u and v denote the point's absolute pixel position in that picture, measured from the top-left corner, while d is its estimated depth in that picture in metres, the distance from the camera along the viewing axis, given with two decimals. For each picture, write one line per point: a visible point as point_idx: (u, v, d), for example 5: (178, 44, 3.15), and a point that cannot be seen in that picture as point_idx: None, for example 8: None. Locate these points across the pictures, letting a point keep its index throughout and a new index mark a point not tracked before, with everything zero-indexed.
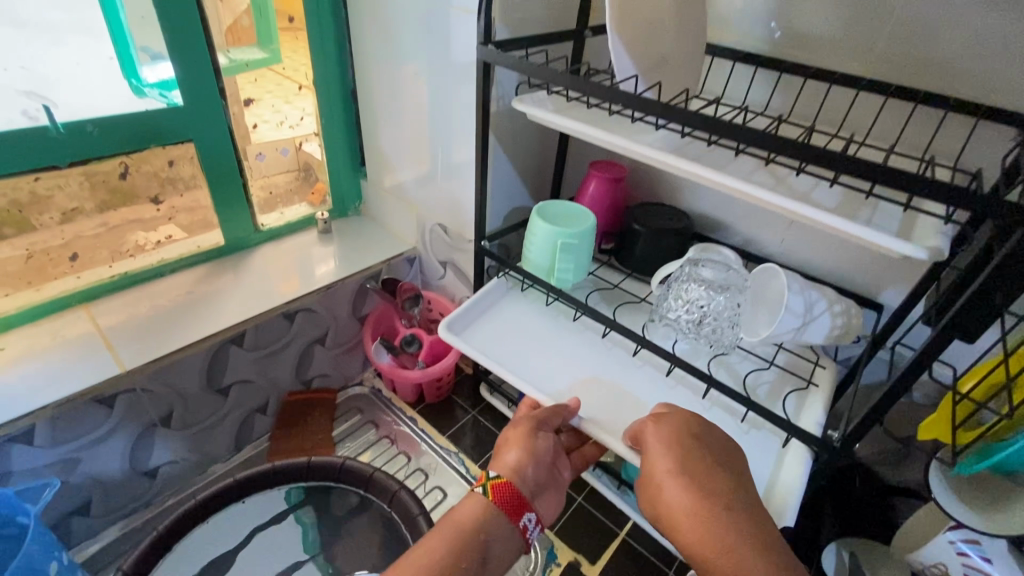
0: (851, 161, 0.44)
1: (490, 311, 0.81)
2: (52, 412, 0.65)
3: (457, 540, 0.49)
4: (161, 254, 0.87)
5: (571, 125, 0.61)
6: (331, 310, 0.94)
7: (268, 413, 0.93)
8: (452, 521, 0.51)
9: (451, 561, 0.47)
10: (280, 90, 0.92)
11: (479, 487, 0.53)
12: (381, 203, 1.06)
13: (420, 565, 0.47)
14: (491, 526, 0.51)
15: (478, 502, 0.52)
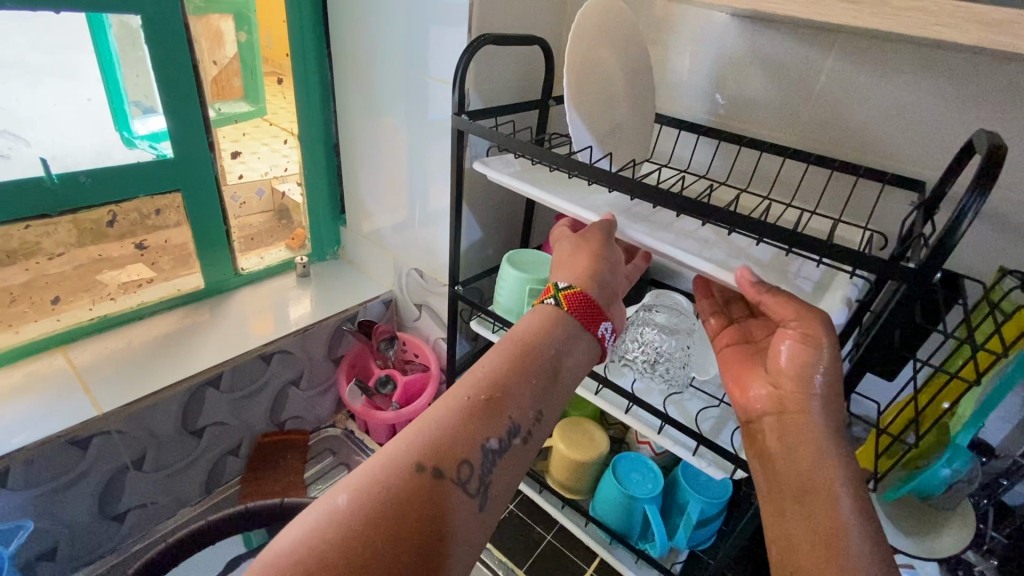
0: (769, 226, 0.51)
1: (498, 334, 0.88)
2: (26, 455, 0.66)
3: (526, 351, 0.50)
4: (142, 297, 0.89)
5: (535, 192, 0.68)
6: (307, 351, 0.96)
7: (240, 454, 0.94)
8: (518, 335, 0.52)
9: (507, 368, 0.48)
10: (259, 132, 0.96)
11: (552, 298, 0.56)
12: (360, 248, 1.11)
13: (476, 378, 0.47)
14: (553, 339, 0.52)
15: (539, 315, 0.55)
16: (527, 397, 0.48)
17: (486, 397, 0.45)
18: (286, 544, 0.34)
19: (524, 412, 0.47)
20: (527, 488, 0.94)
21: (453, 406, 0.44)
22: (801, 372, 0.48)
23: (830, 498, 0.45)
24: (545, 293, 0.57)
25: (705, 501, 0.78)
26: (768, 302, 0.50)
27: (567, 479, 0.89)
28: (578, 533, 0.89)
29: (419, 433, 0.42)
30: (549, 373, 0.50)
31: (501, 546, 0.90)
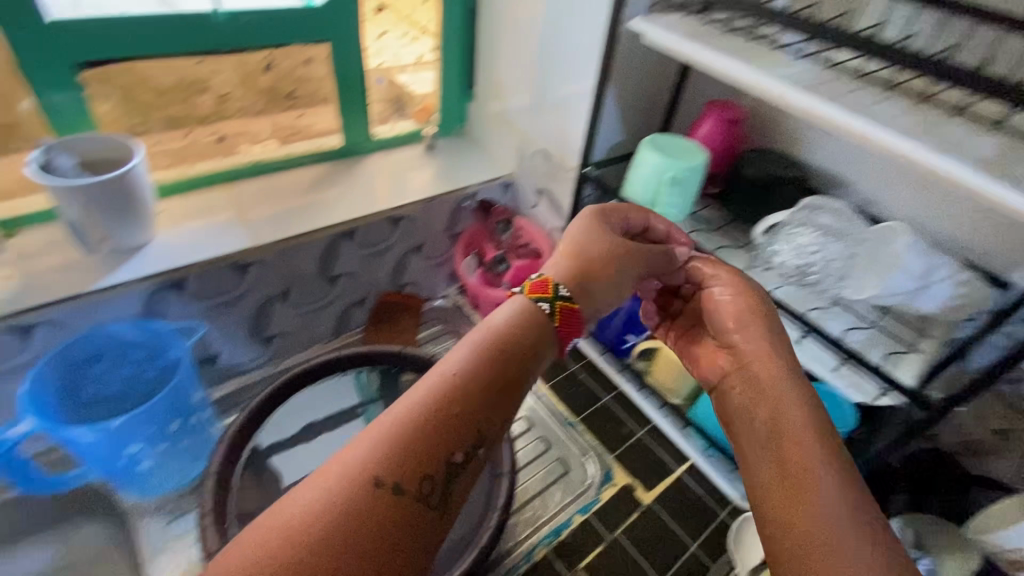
0: None
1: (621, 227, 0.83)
2: (199, 269, 0.75)
3: (502, 353, 0.47)
4: (290, 149, 0.94)
5: (704, 55, 0.62)
6: (429, 220, 0.99)
7: (365, 306, 1.02)
8: (492, 326, 0.49)
9: (481, 370, 0.45)
10: (381, 20, 0.93)
11: (524, 294, 0.51)
12: (485, 125, 1.07)
13: (444, 381, 0.44)
14: (542, 347, 0.49)
15: (519, 302, 0.50)
16: (506, 398, 0.46)
17: (454, 410, 0.43)
18: (243, 555, 0.36)
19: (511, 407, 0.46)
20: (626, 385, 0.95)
21: (415, 410, 0.43)
22: (742, 316, 0.58)
23: (807, 466, 0.46)
24: (537, 293, 0.51)
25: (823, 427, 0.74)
26: (699, 261, 0.63)
27: (671, 381, 0.89)
28: (673, 436, 0.90)
29: (378, 443, 0.41)
30: (527, 362, 0.48)
31: (594, 432, 0.91)
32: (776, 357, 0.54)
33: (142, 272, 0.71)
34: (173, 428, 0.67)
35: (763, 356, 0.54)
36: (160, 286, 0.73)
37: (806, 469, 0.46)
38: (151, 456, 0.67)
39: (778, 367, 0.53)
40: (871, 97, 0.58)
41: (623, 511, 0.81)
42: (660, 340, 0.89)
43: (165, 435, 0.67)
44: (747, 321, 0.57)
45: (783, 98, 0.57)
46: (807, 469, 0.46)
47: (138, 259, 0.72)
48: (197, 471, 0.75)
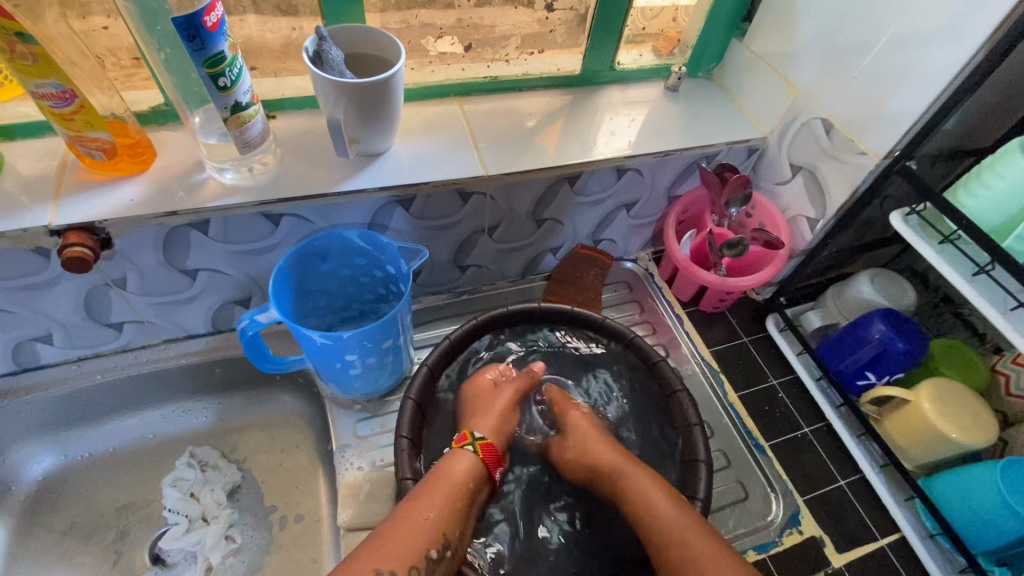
0: None
1: (931, 250, 0.62)
2: (430, 190, 0.72)
3: (452, 487, 0.60)
4: (528, 67, 0.85)
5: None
6: (654, 177, 0.87)
7: (557, 254, 0.95)
8: (449, 472, 0.62)
9: (469, 473, 0.63)
10: None
11: (468, 446, 0.65)
12: (746, 71, 0.88)
13: (446, 484, 0.60)
14: (476, 470, 0.63)
15: (464, 457, 0.64)
16: (483, 491, 0.64)
17: (459, 502, 0.60)
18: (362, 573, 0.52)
19: (476, 506, 0.63)
20: (840, 426, 0.81)
21: (440, 496, 0.59)
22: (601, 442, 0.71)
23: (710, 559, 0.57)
24: (461, 439, 0.65)
25: None
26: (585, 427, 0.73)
27: (908, 442, 0.73)
28: (888, 503, 0.75)
29: (422, 514, 0.57)
30: (491, 475, 0.65)
31: (784, 463, 0.79)
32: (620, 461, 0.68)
33: (378, 182, 0.69)
34: (387, 345, 0.68)
35: (584, 433, 0.71)
36: (393, 199, 0.71)
37: (653, 513, 0.61)
38: (362, 365, 0.69)
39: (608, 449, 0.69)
40: None
41: (806, 562, 0.72)
42: (913, 392, 0.72)
43: (378, 350, 0.68)
44: (589, 430, 0.71)
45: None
46: (654, 514, 0.61)
47: (378, 167, 0.71)
48: (387, 383, 0.77)
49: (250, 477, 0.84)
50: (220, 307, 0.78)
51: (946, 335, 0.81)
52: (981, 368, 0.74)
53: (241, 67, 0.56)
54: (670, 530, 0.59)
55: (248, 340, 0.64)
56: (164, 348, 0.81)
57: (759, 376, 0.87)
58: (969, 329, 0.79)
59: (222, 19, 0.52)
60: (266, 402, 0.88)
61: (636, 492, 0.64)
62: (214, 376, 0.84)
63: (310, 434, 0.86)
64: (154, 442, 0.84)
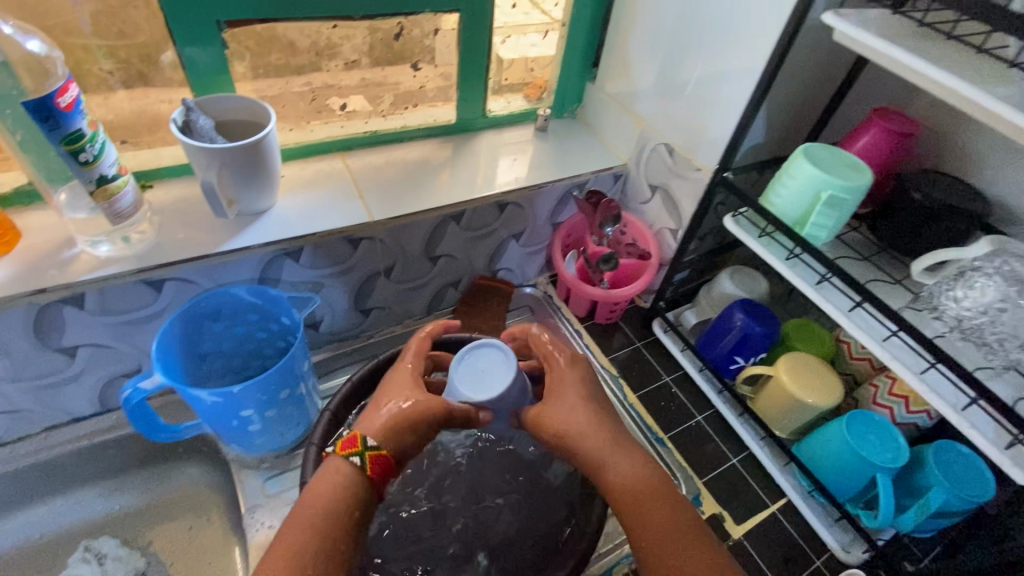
0: None
1: (756, 245, 0.73)
2: (317, 240, 0.74)
3: (328, 524, 0.51)
4: (405, 120, 0.90)
5: (937, 75, 0.51)
6: (535, 208, 0.94)
7: (458, 288, 0.99)
8: (319, 501, 0.52)
9: (346, 503, 0.53)
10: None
11: (357, 458, 0.55)
12: (603, 110, 1.00)
13: (323, 526, 0.51)
14: (359, 492, 0.55)
15: (337, 470, 0.55)
16: (366, 522, 0.55)
17: (333, 541, 0.51)
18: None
19: (359, 537, 0.55)
20: (725, 409, 0.89)
21: (304, 544, 0.50)
22: (580, 383, 0.64)
23: (689, 525, 0.54)
24: (350, 447, 0.56)
25: (955, 494, 0.66)
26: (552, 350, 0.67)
27: (779, 413, 0.82)
28: (771, 470, 0.83)
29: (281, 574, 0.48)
30: (376, 492, 0.57)
31: (682, 450, 0.86)
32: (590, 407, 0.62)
33: (263, 238, 0.71)
34: (284, 395, 0.69)
35: (588, 418, 0.61)
36: (280, 252, 0.73)
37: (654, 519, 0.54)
38: (261, 420, 0.69)
39: (608, 431, 0.60)
40: None
41: None
42: (773, 368, 0.82)
43: (276, 402, 0.68)
44: (578, 399, 0.62)
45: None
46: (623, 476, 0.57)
47: (261, 224, 0.73)
48: (294, 436, 0.77)
49: (156, 562, 0.79)
50: (108, 383, 0.75)
51: (800, 316, 0.93)
52: (825, 338, 0.85)
53: (105, 141, 0.58)
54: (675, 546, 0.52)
55: (134, 409, 0.63)
56: (45, 437, 0.76)
57: (654, 375, 0.95)
58: (815, 308, 0.92)
59: (78, 98, 0.54)
60: (168, 478, 0.84)
61: (639, 491, 0.56)
62: (107, 459, 0.80)
63: (221, 504, 0.83)
64: (40, 543, 0.78)
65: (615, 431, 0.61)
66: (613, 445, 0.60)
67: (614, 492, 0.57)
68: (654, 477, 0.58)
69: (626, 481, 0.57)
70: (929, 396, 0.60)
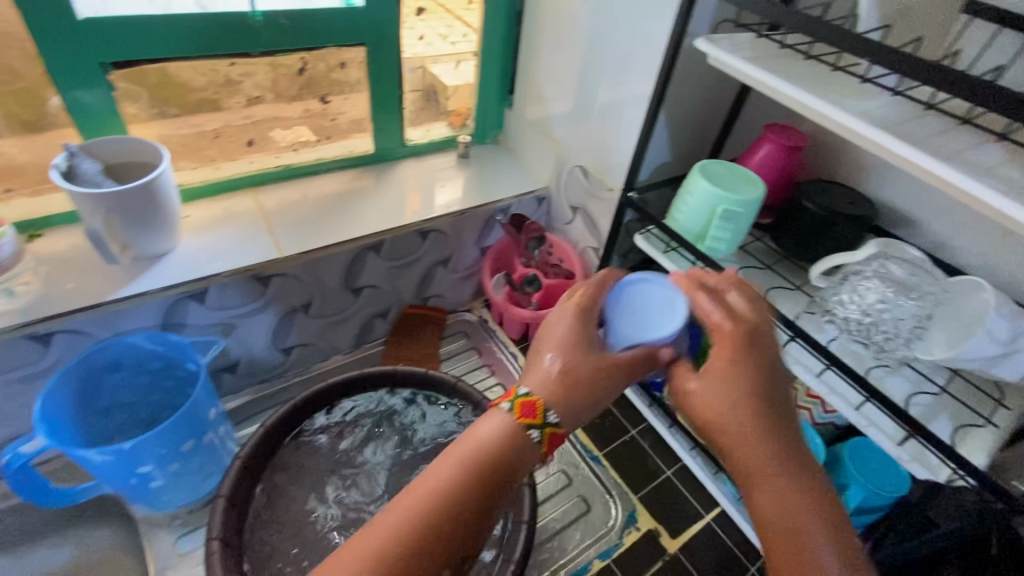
0: None
1: (666, 261, 0.76)
2: (222, 281, 0.72)
3: (441, 511, 0.44)
4: (319, 154, 0.90)
5: (809, 102, 0.52)
6: (459, 234, 0.94)
7: (387, 319, 0.98)
8: (447, 476, 0.44)
9: (461, 492, 0.44)
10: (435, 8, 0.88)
11: (506, 403, 0.48)
12: (523, 135, 1.01)
13: (439, 507, 0.43)
14: (508, 463, 0.46)
15: (498, 422, 0.47)
16: (495, 492, 0.46)
17: (435, 532, 0.43)
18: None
19: (475, 536, 0.45)
20: (656, 421, 0.90)
21: (399, 534, 0.43)
22: (727, 378, 0.47)
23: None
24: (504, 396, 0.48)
25: (872, 490, 0.69)
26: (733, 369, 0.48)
27: None
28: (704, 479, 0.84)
29: (366, 561, 0.42)
30: (512, 488, 0.47)
31: (618, 468, 0.86)
32: (738, 392, 0.46)
33: (162, 282, 0.69)
34: (188, 447, 0.66)
35: (746, 434, 0.46)
36: (182, 295, 0.70)
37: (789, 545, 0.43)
38: (164, 474, 0.65)
39: (769, 421, 0.46)
40: (947, 123, 0.52)
41: (646, 557, 0.78)
42: None
43: (179, 454, 0.65)
44: (739, 402, 0.46)
45: (896, 155, 0.48)
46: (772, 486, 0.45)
47: (160, 267, 0.71)
48: (208, 487, 0.73)
49: None
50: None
51: None
52: None
53: None
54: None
55: (16, 475, 0.59)
56: None
57: None
58: None
59: None
60: None
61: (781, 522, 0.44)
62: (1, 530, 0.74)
63: None
64: None
65: (779, 450, 0.46)
66: (794, 480, 0.45)
67: (765, 524, 0.45)
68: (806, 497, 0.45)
69: (772, 512, 0.45)
70: (828, 398, 0.63)
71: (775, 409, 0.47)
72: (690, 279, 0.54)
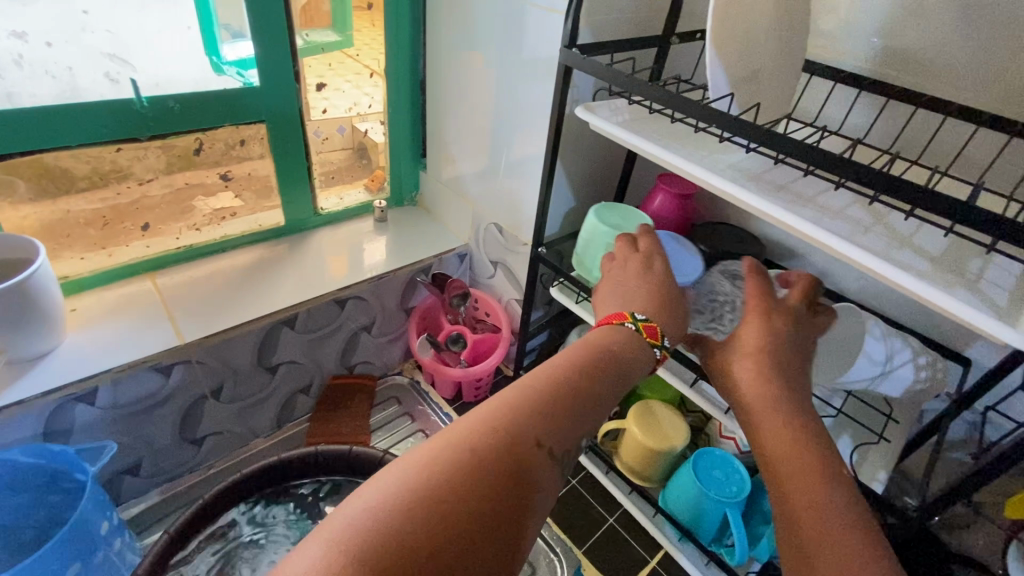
0: (893, 180, 0.41)
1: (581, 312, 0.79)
2: (113, 377, 0.67)
3: (583, 381, 0.43)
4: (224, 231, 0.87)
5: (680, 164, 0.55)
6: (380, 298, 0.93)
7: (311, 393, 0.94)
8: (587, 354, 0.45)
9: (581, 373, 0.43)
10: (343, 68, 0.88)
11: (630, 322, 0.48)
12: (439, 195, 1.03)
13: (587, 374, 0.43)
14: (637, 360, 0.47)
15: (627, 328, 0.48)
16: (608, 391, 0.44)
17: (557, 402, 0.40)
18: (366, 502, 0.32)
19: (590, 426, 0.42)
20: (593, 468, 0.90)
21: (555, 387, 0.41)
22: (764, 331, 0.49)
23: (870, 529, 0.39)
24: (618, 318, 0.49)
25: None
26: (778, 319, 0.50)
27: (641, 466, 0.83)
28: (644, 523, 0.84)
29: (490, 420, 0.37)
30: (621, 387, 0.45)
31: (561, 523, 0.86)
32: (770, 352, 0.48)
33: (42, 386, 0.63)
34: (73, 572, 0.59)
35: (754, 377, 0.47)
36: (68, 398, 0.65)
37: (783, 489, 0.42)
38: None
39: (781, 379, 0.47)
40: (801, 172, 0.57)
41: None
42: (624, 421, 0.84)
43: None
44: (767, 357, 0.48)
45: (757, 209, 0.52)
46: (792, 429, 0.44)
47: (41, 370, 0.65)
48: None
49: None
50: None
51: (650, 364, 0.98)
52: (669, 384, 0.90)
53: None
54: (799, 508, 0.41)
55: None
56: None
57: None
58: None
59: None
60: None
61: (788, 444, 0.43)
62: None
63: None
64: None
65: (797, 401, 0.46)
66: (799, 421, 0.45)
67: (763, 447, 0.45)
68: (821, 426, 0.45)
69: (781, 441, 0.44)
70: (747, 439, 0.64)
71: (798, 394, 0.47)
72: (758, 287, 0.52)
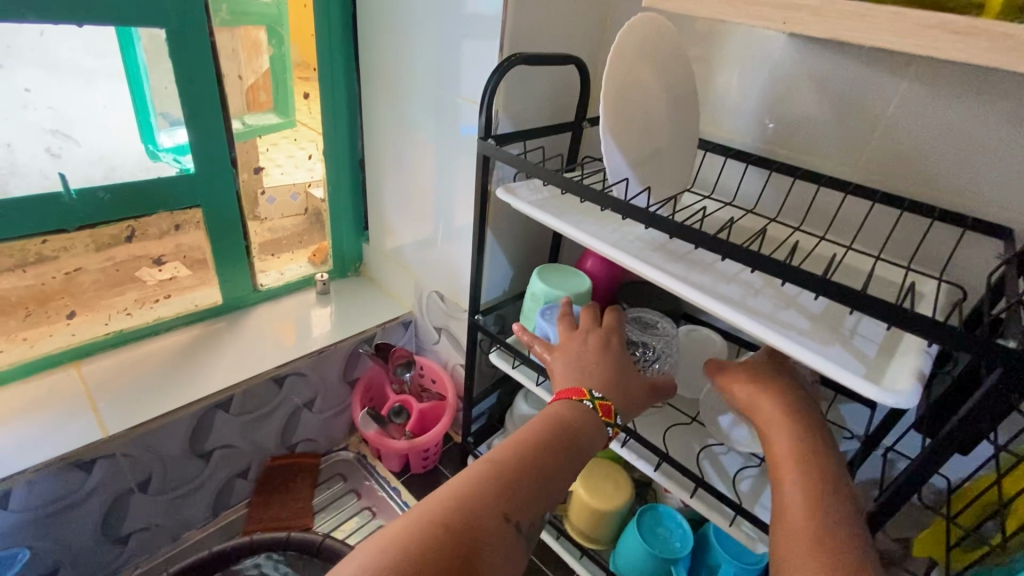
0: (761, 258, 0.46)
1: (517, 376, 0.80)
2: (27, 478, 0.64)
3: (538, 450, 0.45)
4: (157, 313, 0.86)
5: (589, 241, 0.59)
6: (321, 373, 0.92)
7: (249, 477, 0.90)
8: (546, 426, 0.48)
9: (532, 445, 0.45)
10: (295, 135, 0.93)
11: (587, 399, 0.51)
12: (382, 265, 1.06)
13: (545, 443, 0.46)
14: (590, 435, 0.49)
15: (583, 407, 0.51)
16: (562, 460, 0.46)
17: (507, 479, 0.42)
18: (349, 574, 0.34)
19: (545, 500, 0.43)
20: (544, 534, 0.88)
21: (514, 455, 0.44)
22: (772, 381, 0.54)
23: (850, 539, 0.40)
24: (576, 394, 0.52)
25: (739, 564, 0.72)
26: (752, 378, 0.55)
27: (589, 527, 0.83)
28: None
29: (463, 491, 0.40)
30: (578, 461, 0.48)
31: None
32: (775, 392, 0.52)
33: None
34: None
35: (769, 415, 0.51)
36: None
37: (793, 524, 0.42)
38: None
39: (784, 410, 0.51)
40: None
41: None
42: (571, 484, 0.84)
43: None
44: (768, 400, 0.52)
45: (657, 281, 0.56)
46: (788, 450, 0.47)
47: None
48: None
49: None
50: None
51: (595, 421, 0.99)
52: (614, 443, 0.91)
53: None
54: (809, 551, 0.39)
55: None
56: None
57: None
58: None
59: None
60: None
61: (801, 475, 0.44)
62: None
63: None
64: None
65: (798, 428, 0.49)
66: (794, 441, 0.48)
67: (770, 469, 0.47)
68: (809, 449, 0.46)
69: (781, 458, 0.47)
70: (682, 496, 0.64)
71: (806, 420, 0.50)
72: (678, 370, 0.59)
